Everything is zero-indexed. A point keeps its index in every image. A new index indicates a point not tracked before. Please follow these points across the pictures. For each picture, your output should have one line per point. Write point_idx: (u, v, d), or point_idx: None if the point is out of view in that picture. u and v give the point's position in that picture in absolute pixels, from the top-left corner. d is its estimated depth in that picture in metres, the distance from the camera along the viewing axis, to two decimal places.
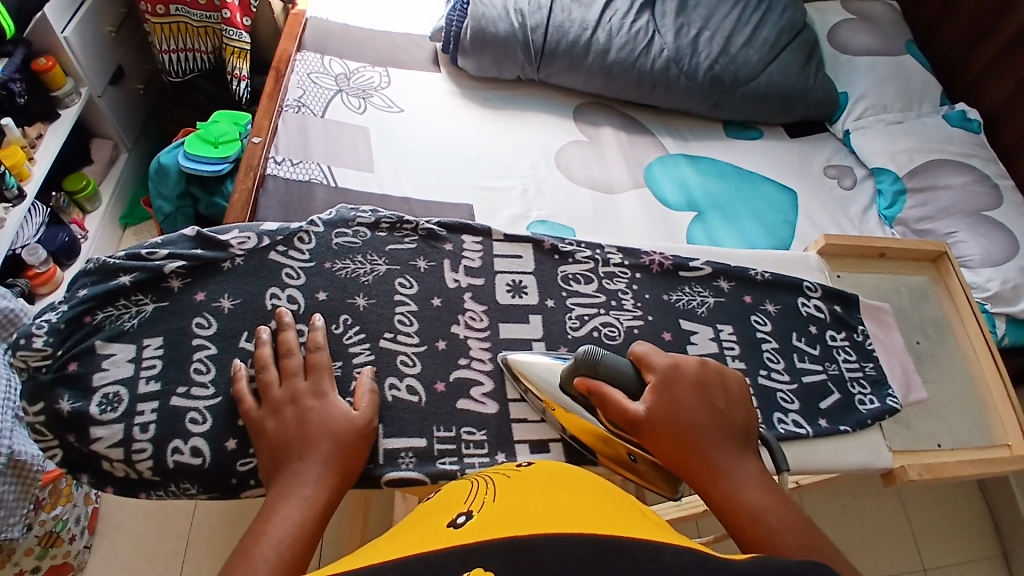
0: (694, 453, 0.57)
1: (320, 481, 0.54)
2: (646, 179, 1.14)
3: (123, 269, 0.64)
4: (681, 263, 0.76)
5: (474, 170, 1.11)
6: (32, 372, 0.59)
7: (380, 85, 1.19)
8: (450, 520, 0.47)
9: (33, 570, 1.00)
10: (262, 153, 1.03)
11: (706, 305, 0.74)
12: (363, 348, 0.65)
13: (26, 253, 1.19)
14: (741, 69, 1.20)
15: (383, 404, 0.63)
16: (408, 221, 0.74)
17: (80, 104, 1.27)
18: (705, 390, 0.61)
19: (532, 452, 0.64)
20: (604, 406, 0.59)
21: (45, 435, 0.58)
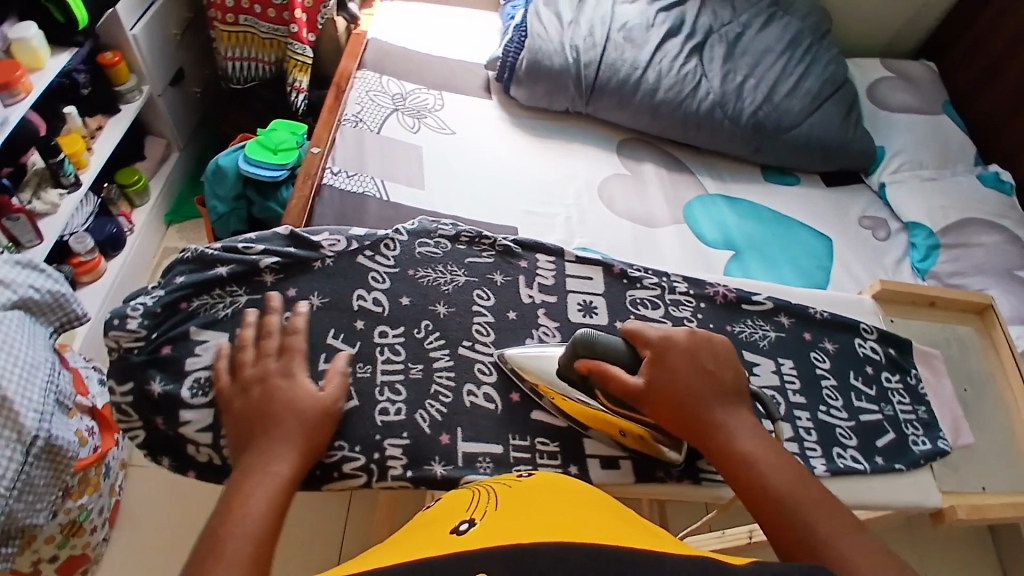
0: (689, 418, 0.61)
1: (287, 460, 0.55)
2: (685, 217, 1.17)
3: (220, 260, 0.69)
4: (745, 296, 0.78)
5: (519, 196, 1.14)
6: (124, 351, 0.64)
7: (434, 107, 1.23)
8: (452, 526, 0.48)
9: (51, 559, 0.98)
10: (320, 163, 1.07)
11: (768, 339, 0.75)
12: (442, 353, 0.68)
13: (74, 240, 1.20)
14: (784, 117, 1.24)
15: (462, 409, 0.65)
16: (485, 237, 0.78)
17: (140, 101, 1.32)
18: (701, 356, 0.64)
19: (602, 467, 0.66)
20: (604, 380, 0.62)
21: (130, 416, 0.62)
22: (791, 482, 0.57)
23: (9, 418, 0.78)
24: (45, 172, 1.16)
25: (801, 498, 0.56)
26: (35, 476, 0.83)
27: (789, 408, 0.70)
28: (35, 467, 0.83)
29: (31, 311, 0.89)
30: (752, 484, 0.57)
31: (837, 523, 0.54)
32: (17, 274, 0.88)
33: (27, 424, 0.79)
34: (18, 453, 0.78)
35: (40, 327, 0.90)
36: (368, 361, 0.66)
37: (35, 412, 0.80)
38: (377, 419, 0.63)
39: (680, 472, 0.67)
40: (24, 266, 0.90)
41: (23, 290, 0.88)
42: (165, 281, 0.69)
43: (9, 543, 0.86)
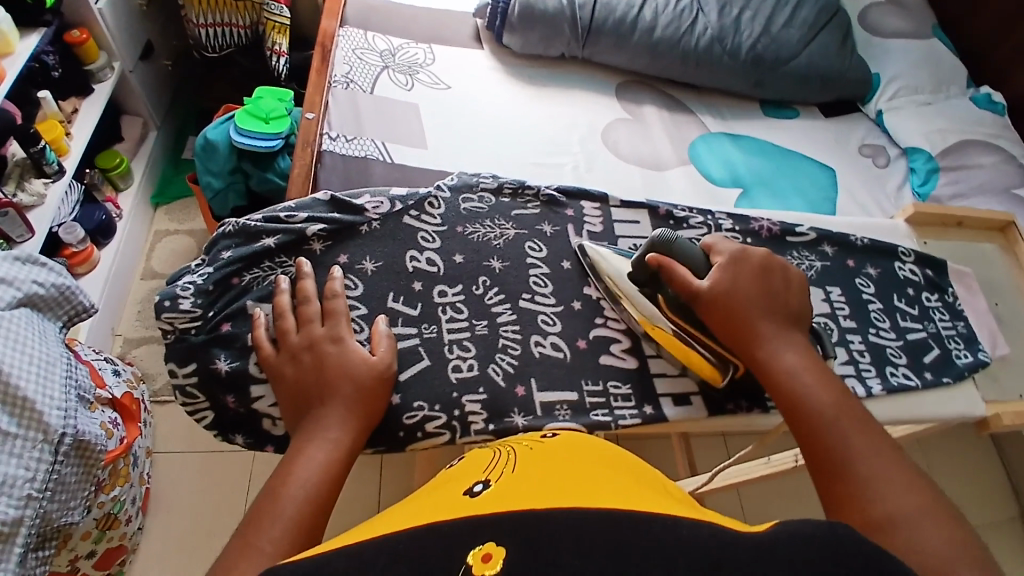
0: (743, 326, 0.62)
1: (345, 425, 0.55)
2: (691, 157, 1.16)
3: (265, 231, 0.68)
4: (788, 229, 0.80)
5: (527, 147, 1.11)
6: (181, 333, 0.64)
7: (425, 62, 1.18)
8: (466, 488, 0.47)
9: (89, 555, 0.96)
10: (317, 129, 1.03)
11: (814, 268, 0.77)
12: (504, 308, 0.69)
13: (64, 231, 1.16)
14: (783, 48, 1.23)
15: (533, 359, 0.67)
16: (529, 188, 0.78)
17: (113, 79, 1.24)
18: (770, 274, 0.66)
19: (676, 405, 0.68)
20: (672, 280, 0.65)
21: (196, 397, 0.63)
22: (834, 403, 0.58)
23: (33, 419, 0.75)
24: (27, 162, 1.10)
25: (840, 418, 0.56)
26: (66, 473, 0.80)
27: (842, 332, 0.73)
28: (65, 465, 0.80)
29: (37, 307, 0.84)
30: (794, 396, 0.59)
31: (869, 441, 0.54)
32: (18, 271, 0.83)
33: (52, 423, 0.75)
34: (46, 453, 0.75)
35: (49, 323, 0.85)
36: (433, 322, 0.67)
37: (59, 410, 0.77)
38: (453, 376, 0.64)
39: (748, 403, 0.69)
40: (25, 262, 0.85)
41: (26, 286, 0.83)
42: (210, 257, 0.68)
43: (48, 543, 0.83)
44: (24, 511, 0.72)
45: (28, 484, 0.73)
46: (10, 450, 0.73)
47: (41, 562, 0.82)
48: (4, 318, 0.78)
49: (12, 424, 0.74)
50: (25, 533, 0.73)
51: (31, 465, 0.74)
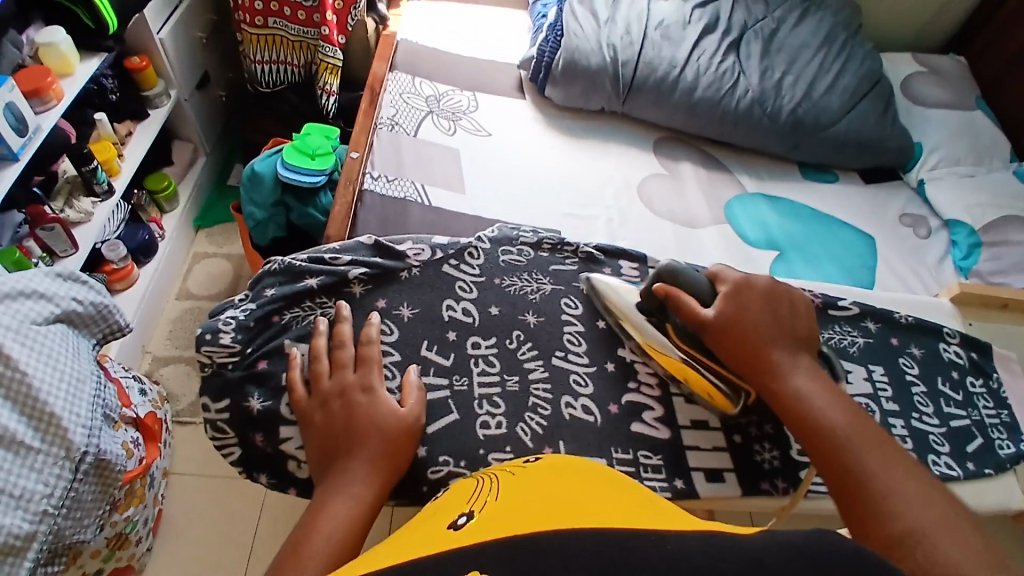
0: (751, 350, 0.62)
1: (368, 481, 0.54)
2: (726, 216, 1.16)
3: (309, 272, 0.71)
4: (831, 301, 0.78)
5: (563, 197, 1.13)
6: (218, 366, 0.65)
7: (468, 108, 1.22)
8: (449, 521, 0.42)
9: (96, 572, 0.95)
10: (360, 167, 1.06)
11: (857, 345, 0.75)
12: (537, 364, 0.69)
13: (107, 249, 1.20)
14: (823, 113, 1.23)
15: (563, 421, 0.66)
16: (568, 244, 0.80)
17: (168, 106, 1.31)
18: (777, 300, 0.66)
19: (708, 481, 0.66)
20: (677, 307, 0.66)
21: (225, 433, 0.63)
22: (844, 419, 0.57)
23: (57, 435, 0.76)
24: (76, 180, 1.15)
25: (851, 434, 0.56)
26: (83, 491, 0.80)
27: (884, 415, 0.70)
28: (83, 483, 0.81)
29: (73, 324, 0.87)
30: (803, 416, 0.58)
31: (888, 460, 0.53)
32: (58, 286, 0.86)
33: (76, 440, 0.77)
34: (66, 470, 0.76)
35: (84, 340, 0.88)
36: (464, 374, 0.67)
37: (84, 428, 0.79)
38: (480, 433, 0.64)
39: (785, 482, 0.67)
40: (65, 278, 0.88)
41: (66, 302, 0.86)
42: (255, 293, 0.71)
43: (57, 560, 0.83)
44: (38, 527, 0.73)
45: (45, 499, 0.74)
46: (31, 465, 0.74)
47: None
48: (40, 333, 0.80)
49: (37, 439, 0.75)
50: (36, 549, 0.73)
51: (49, 481, 0.74)
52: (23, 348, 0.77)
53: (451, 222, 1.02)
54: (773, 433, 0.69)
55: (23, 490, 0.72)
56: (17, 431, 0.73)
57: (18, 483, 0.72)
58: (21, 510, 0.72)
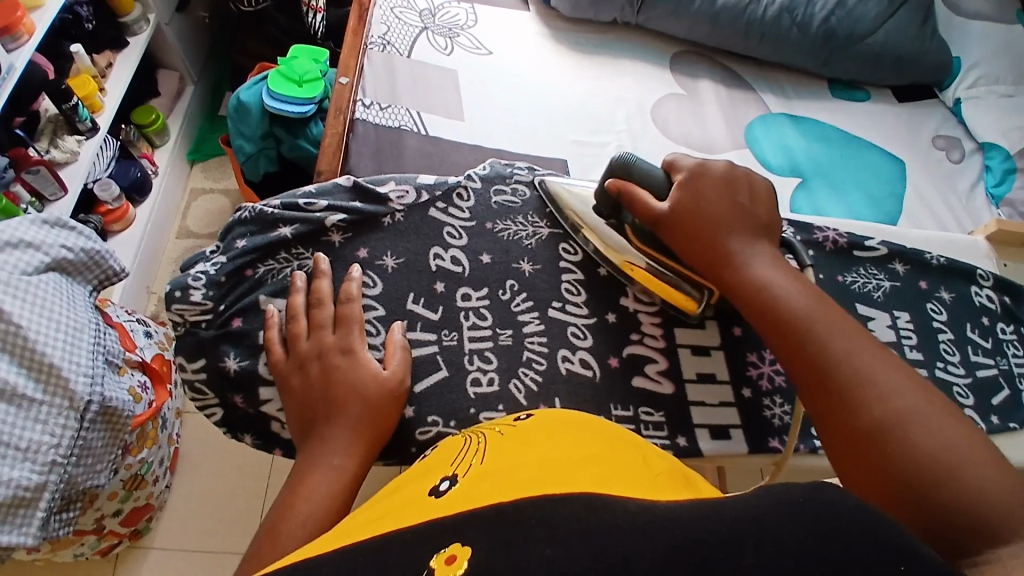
0: (712, 242, 0.61)
1: (349, 450, 0.54)
2: (748, 140, 1.07)
3: (282, 220, 0.66)
4: (857, 242, 0.74)
5: (570, 123, 1.05)
6: (192, 326, 0.63)
7: (466, 24, 1.12)
8: (431, 486, 0.41)
9: (116, 513, 0.99)
10: (350, 95, 0.99)
11: (882, 289, 0.72)
12: (532, 317, 0.66)
13: (99, 188, 1.16)
14: (859, 23, 1.12)
15: (558, 377, 0.63)
16: (566, 182, 0.75)
17: (147, 32, 1.24)
18: (733, 191, 0.64)
19: (712, 438, 0.64)
20: (632, 204, 0.64)
21: (205, 394, 0.62)
22: (806, 305, 0.57)
23: (59, 386, 0.77)
24: (59, 119, 1.10)
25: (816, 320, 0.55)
26: (92, 439, 0.82)
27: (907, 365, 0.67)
28: (91, 430, 0.82)
29: (66, 272, 0.85)
30: (767, 310, 0.58)
31: (855, 344, 0.54)
32: (47, 235, 0.84)
33: (77, 389, 0.77)
34: (72, 420, 0.77)
35: (78, 287, 0.86)
36: (454, 328, 0.64)
37: (85, 377, 0.79)
38: (471, 392, 0.61)
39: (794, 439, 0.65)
40: (53, 225, 0.85)
41: (54, 250, 0.83)
42: (226, 243, 0.67)
43: (72, 505, 0.85)
44: (47, 477, 0.75)
45: (52, 450, 0.75)
46: (35, 417, 0.75)
47: (65, 523, 0.84)
48: (30, 284, 0.79)
49: (37, 390, 0.76)
50: (48, 498, 0.75)
51: (55, 432, 0.76)
52: (14, 301, 0.77)
53: (447, 154, 0.96)
54: (785, 388, 0.66)
55: (29, 442, 0.74)
56: (16, 383, 0.75)
57: (24, 436, 0.74)
58: (30, 462, 0.74)
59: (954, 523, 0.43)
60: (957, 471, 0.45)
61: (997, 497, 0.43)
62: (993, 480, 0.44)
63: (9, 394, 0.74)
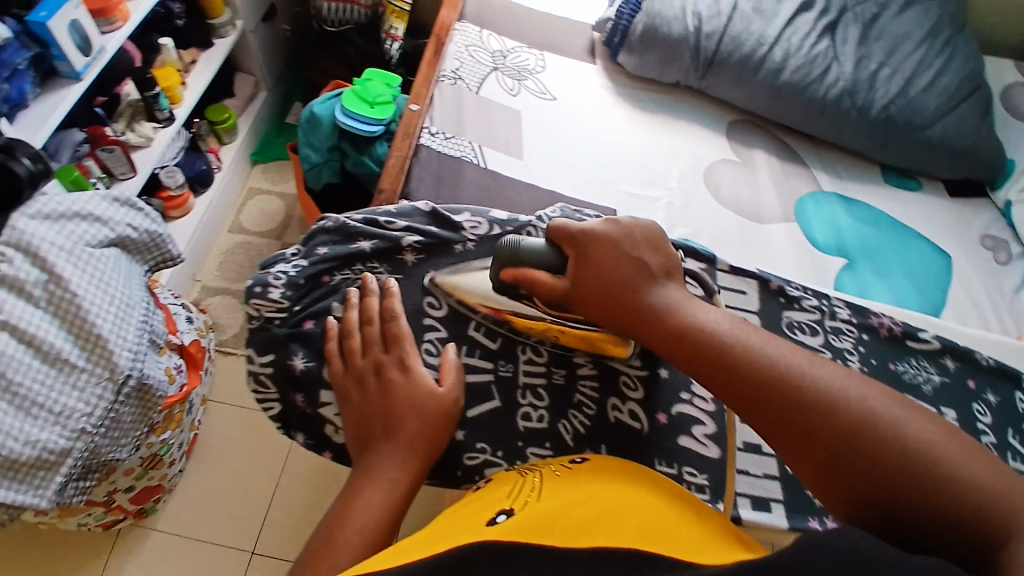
0: (626, 302, 0.58)
1: (403, 466, 0.55)
2: (797, 216, 1.08)
3: (363, 234, 0.69)
4: (911, 332, 0.75)
5: (624, 175, 1.08)
6: (265, 321, 0.66)
7: (535, 69, 1.17)
8: (487, 517, 0.41)
9: (127, 489, 0.99)
10: (419, 121, 1.03)
11: (932, 384, 0.72)
12: (586, 359, 0.67)
13: (165, 175, 1.21)
14: (918, 114, 1.13)
15: (606, 424, 0.64)
16: None
17: (232, 36, 1.30)
18: (624, 251, 0.60)
19: (753, 508, 0.64)
20: (532, 288, 0.61)
21: (267, 388, 0.64)
22: (732, 332, 0.55)
23: (102, 356, 0.79)
24: (139, 105, 1.15)
25: (747, 344, 0.53)
26: (123, 412, 0.84)
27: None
28: (125, 404, 0.84)
29: (127, 249, 0.89)
30: (698, 349, 0.55)
31: (788, 359, 0.52)
32: (115, 211, 0.87)
33: (120, 363, 0.79)
34: (108, 391, 0.79)
35: (135, 265, 0.89)
36: (510, 360, 0.66)
37: (129, 352, 0.81)
38: (520, 425, 0.64)
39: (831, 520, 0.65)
40: (121, 204, 0.88)
41: (121, 228, 0.87)
42: (306, 249, 0.70)
43: (90, 475, 0.86)
44: (74, 443, 0.76)
45: (84, 418, 0.77)
46: (73, 383, 0.77)
47: (79, 492, 0.84)
48: (94, 256, 0.82)
49: (81, 358, 0.78)
50: (70, 465, 0.76)
51: (90, 401, 0.77)
52: (74, 270, 0.80)
53: (504, 189, 0.99)
54: None
55: (63, 406, 0.76)
56: (62, 348, 0.77)
57: (59, 400, 0.76)
58: (59, 427, 0.75)
59: (969, 533, 0.41)
60: (941, 470, 0.44)
61: (986, 480, 0.43)
62: (965, 456, 0.45)
63: (52, 357, 0.76)
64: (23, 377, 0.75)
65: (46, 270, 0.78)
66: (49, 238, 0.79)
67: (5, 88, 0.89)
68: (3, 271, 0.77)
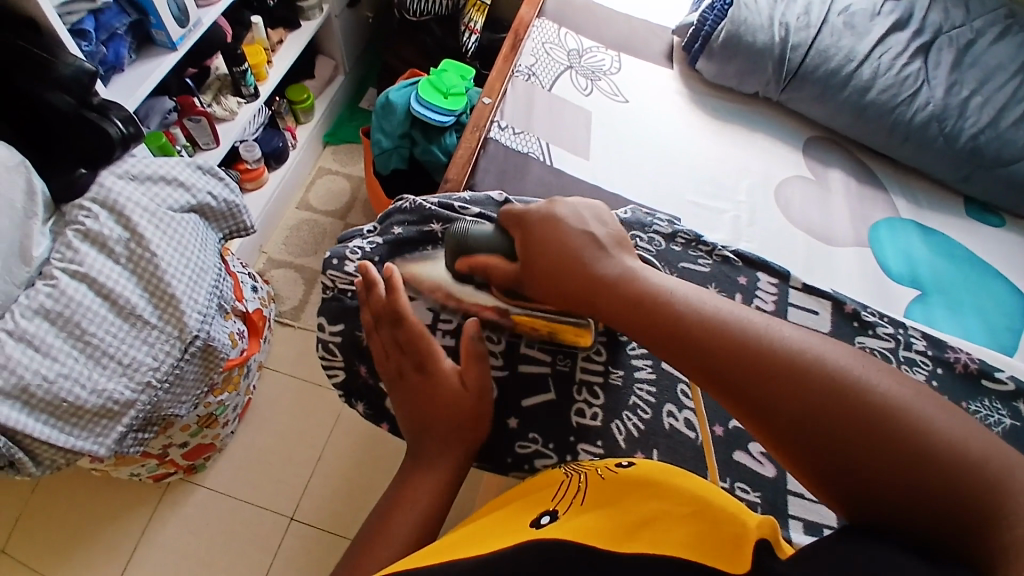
0: (569, 275, 0.58)
1: (448, 456, 0.61)
2: (870, 239, 1.04)
3: (437, 218, 0.71)
4: (987, 370, 0.72)
5: (690, 184, 1.05)
6: (338, 291, 0.70)
7: (609, 70, 1.16)
8: (533, 518, 0.42)
9: (182, 444, 1.05)
10: (489, 115, 1.04)
11: (1003, 426, 0.68)
12: (644, 363, 0.68)
13: (245, 148, 1.27)
14: (1005, 147, 1.06)
15: (660, 429, 0.66)
16: (704, 243, 0.77)
17: (319, 20, 1.35)
18: (569, 225, 0.61)
19: (804, 532, 0.62)
20: (486, 272, 0.64)
21: (334, 356, 0.70)
22: (688, 297, 0.53)
23: (173, 316, 0.84)
24: (226, 79, 1.23)
25: (703, 307, 0.51)
26: (188, 371, 0.88)
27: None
28: (189, 364, 0.88)
29: (206, 216, 0.93)
30: (649, 314, 0.52)
31: (745, 321, 0.49)
32: (198, 179, 0.92)
33: (189, 323, 0.84)
34: (175, 349, 0.84)
35: (212, 232, 0.94)
36: (568, 356, 0.68)
37: (198, 314, 0.86)
38: (573, 420, 0.66)
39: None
40: (205, 172, 0.93)
41: (201, 195, 0.91)
42: (382, 227, 0.73)
43: (150, 428, 0.91)
44: (139, 395, 0.81)
45: (150, 371, 0.82)
46: (144, 338, 0.82)
47: (139, 442, 0.89)
48: (175, 219, 0.87)
49: (154, 315, 0.83)
50: (132, 416, 0.82)
51: (158, 356, 0.83)
52: (156, 231, 0.84)
53: (569, 188, 0.99)
54: None
55: (132, 359, 0.81)
56: (137, 304, 0.82)
57: (130, 352, 0.81)
58: (127, 378, 0.81)
59: (956, 506, 0.37)
60: (923, 436, 0.40)
61: (972, 448, 0.39)
62: (950, 422, 0.41)
63: (127, 312, 0.81)
64: (97, 328, 0.79)
65: (129, 229, 0.83)
66: (135, 199, 0.84)
67: (102, 51, 0.95)
68: (87, 225, 0.81)
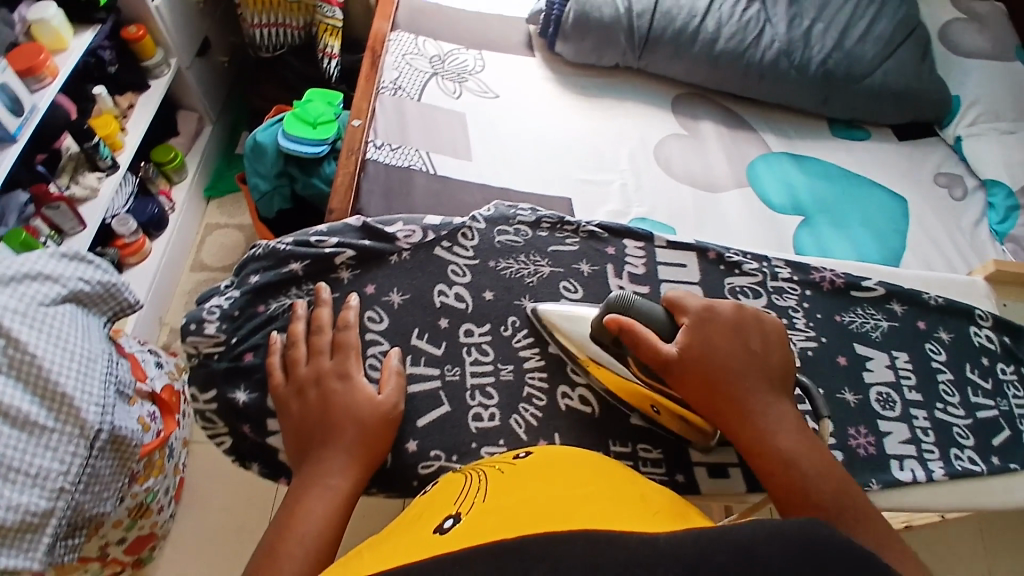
0: (719, 383, 0.59)
1: (345, 471, 0.57)
2: (750, 179, 1.09)
3: (294, 256, 0.71)
4: (853, 282, 0.80)
5: (575, 163, 1.08)
6: (204, 357, 0.67)
7: (474, 68, 1.17)
8: (435, 525, 0.41)
9: (120, 541, 0.99)
10: (363, 135, 1.03)
11: (881, 330, 0.77)
12: (532, 352, 0.69)
13: (117, 223, 1.19)
14: (856, 65, 1.15)
15: (558, 412, 0.67)
16: (568, 222, 0.79)
17: (169, 75, 1.29)
18: (742, 335, 0.63)
19: (710, 475, 0.66)
20: (636, 345, 0.60)
21: (215, 424, 0.65)
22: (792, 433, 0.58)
23: (70, 414, 0.77)
24: (80, 157, 1.14)
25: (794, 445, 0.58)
26: (100, 467, 0.82)
27: (905, 406, 0.73)
28: (100, 458, 0.82)
29: (82, 303, 0.87)
30: (758, 435, 0.58)
31: (816, 466, 0.57)
32: (64, 267, 0.86)
33: (88, 418, 0.78)
34: (82, 447, 0.77)
35: (92, 319, 0.88)
36: (456, 363, 0.68)
37: (97, 405, 0.79)
38: (472, 426, 0.65)
39: None
40: (70, 258, 0.87)
41: (71, 283, 0.85)
42: (239, 279, 0.73)
43: (78, 532, 0.84)
44: (55, 503, 0.75)
45: (61, 477, 0.75)
46: (46, 443, 0.75)
47: (70, 550, 0.83)
48: (47, 314, 0.81)
49: (50, 418, 0.76)
50: (55, 524, 0.75)
51: (65, 459, 0.76)
52: (31, 330, 0.78)
53: (456, 193, 0.99)
54: None
55: (39, 468, 0.74)
56: (28, 411, 0.75)
57: (34, 462, 0.74)
58: (39, 488, 0.74)
59: None
60: None
61: None
62: None
63: (22, 421, 0.75)
64: None
65: (1, 335, 0.76)
66: (0, 302, 0.77)
67: None
68: None
